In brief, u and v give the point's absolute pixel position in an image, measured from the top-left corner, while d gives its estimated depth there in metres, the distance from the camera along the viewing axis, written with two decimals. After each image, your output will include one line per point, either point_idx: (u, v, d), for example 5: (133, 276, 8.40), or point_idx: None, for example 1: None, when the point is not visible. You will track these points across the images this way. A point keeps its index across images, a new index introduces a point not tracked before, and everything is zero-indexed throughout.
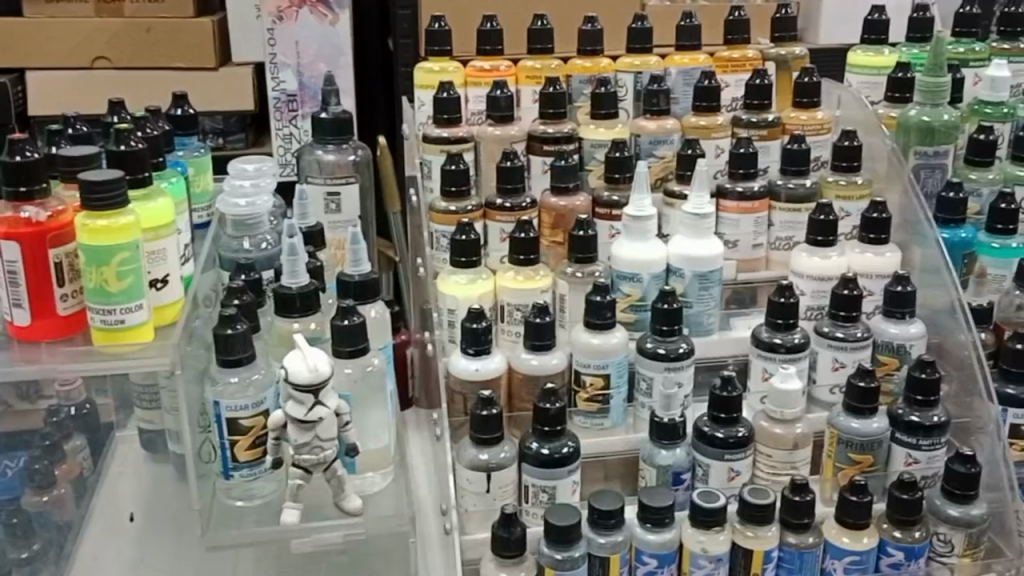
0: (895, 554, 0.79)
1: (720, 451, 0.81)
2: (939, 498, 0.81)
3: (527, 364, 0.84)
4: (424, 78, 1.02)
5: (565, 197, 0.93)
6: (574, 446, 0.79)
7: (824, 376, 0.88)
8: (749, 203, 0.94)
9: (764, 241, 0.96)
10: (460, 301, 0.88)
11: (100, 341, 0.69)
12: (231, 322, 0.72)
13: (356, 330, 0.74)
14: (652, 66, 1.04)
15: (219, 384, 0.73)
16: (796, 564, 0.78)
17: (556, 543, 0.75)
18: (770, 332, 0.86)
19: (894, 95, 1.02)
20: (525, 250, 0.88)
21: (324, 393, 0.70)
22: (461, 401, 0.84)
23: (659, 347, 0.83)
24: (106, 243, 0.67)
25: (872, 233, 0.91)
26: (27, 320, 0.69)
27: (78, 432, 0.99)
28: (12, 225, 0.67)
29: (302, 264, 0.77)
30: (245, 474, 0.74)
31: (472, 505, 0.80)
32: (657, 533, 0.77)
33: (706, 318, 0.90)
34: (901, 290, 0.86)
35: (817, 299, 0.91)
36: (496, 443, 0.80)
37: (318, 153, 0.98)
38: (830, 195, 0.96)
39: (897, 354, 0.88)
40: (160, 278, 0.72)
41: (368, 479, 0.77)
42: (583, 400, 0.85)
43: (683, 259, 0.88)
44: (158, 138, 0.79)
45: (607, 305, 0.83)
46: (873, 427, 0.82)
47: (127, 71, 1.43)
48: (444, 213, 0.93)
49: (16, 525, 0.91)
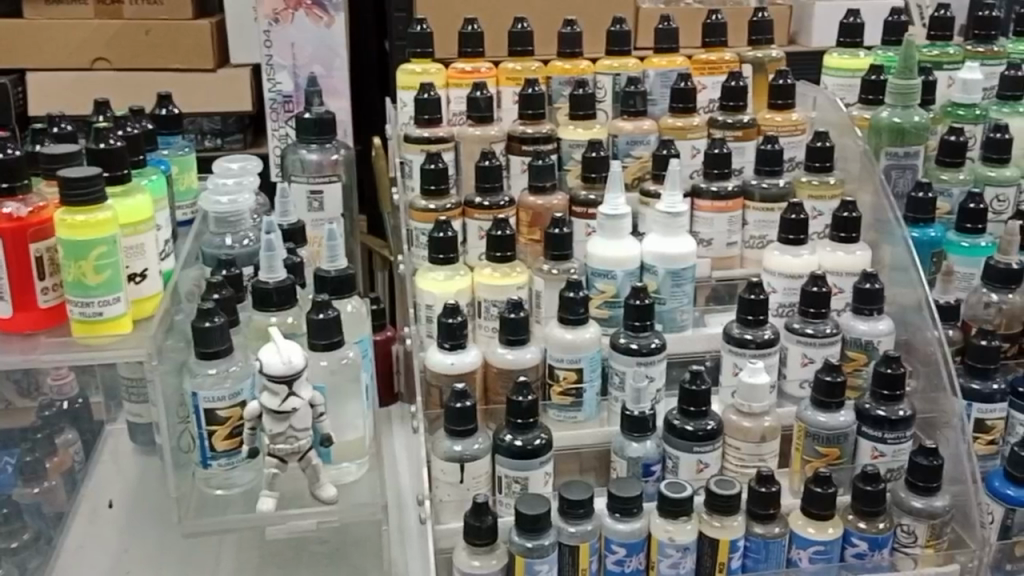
0: (858, 545, 0.81)
1: (689, 443, 0.83)
2: (903, 490, 0.83)
3: (502, 359, 0.86)
4: (406, 79, 1.04)
5: (542, 196, 0.95)
6: (546, 438, 0.81)
7: (793, 371, 0.90)
8: (723, 202, 0.96)
9: (737, 240, 0.98)
10: (437, 298, 0.90)
11: (80, 333, 0.71)
12: (208, 315, 0.74)
13: (331, 324, 0.76)
14: (631, 68, 1.06)
15: (198, 376, 0.75)
16: (762, 553, 0.80)
17: (526, 532, 0.77)
18: (741, 328, 0.88)
19: (867, 97, 1.04)
20: (502, 247, 0.90)
21: (298, 384, 0.72)
22: (437, 395, 0.86)
23: (631, 343, 0.85)
24: (85, 237, 0.69)
25: (842, 232, 0.93)
26: (9, 313, 0.71)
27: (70, 427, 1.02)
28: None
29: (280, 260, 0.79)
30: (223, 463, 0.76)
31: (447, 495, 0.82)
32: (626, 523, 0.79)
33: (680, 315, 0.92)
34: (869, 287, 0.89)
35: (788, 297, 0.93)
36: (470, 435, 0.82)
37: (302, 153, 1.00)
38: (803, 195, 0.98)
39: (866, 350, 0.90)
40: (139, 273, 0.74)
41: (344, 469, 0.79)
42: (556, 394, 0.87)
43: (655, 256, 0.90)
44: (139, 137, 0.81)
45: (580, 302, 0.85)
46: (839, 420, 0.84)
47: (124, 72, 1.46)
48: (423, 211, 0.95)
49: (5, 515, 0.92)
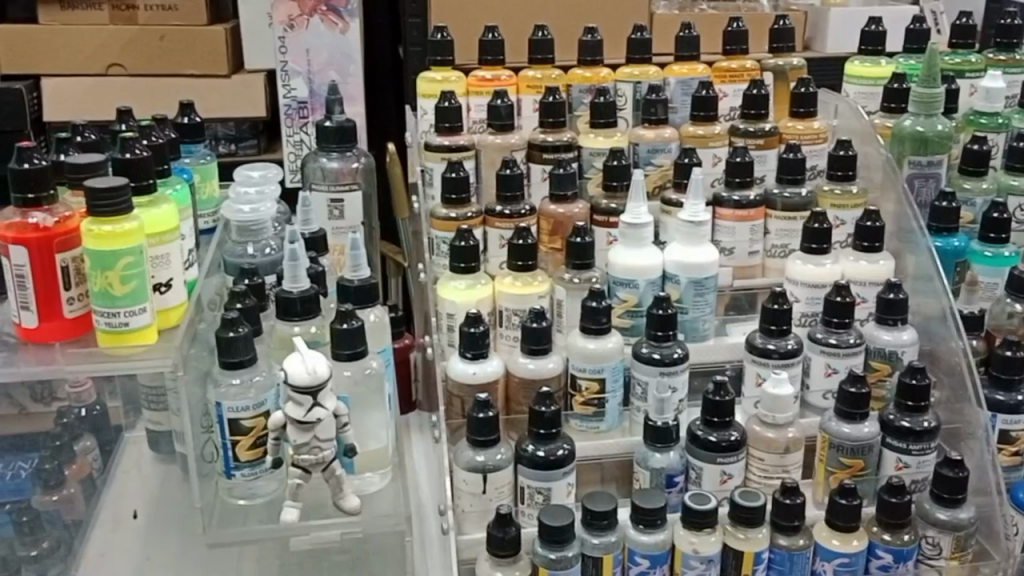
0: (884, 557, 0.80)
1: (713, 454, 0.82)
2: (928, 502, 0.83)
3: (524, 368, 0.86)
4: (427, 87, 1.04)
5: (563, 205, 0.95)
6: (569, 448, 0.81)
7: (817, 382, 0.89)
8: (746, 211, 0.95)
9: (760, 249, 0.97)
10: (459, 306, 0.90)
11: (105, 344, 0.71)
12: (233, 325, 0.74)
13: (354, 334, 0.76)
14: (652, 76, 1.06)
15: (222, 386, 0.75)
16: (786, 565, 0.79)
17: (549, 543, 0.77)
18: (764, 338, 0.88)
19: (890, 105, 1.04)
20: (523, 256, 0.89)
21: (322, 395, 0.72)
22: (459, 404, 0.86)
23: (654, 352, 0.85)
24: (111, 248, 0.69)
25: (866, 241, 0.92)
26: (34, 323, 0.71)
27: (88, 433, 1.01)
28: (21, 230, 0.69)
29: (303, 269, 0.79)
30: (247, 473, 0.76)
31: (469, 506, 0.82)
32: (650, 535, 0.79)
33: (702, 324, 0.92)
34: (894, 297, 0.88)
35: (811, 306, 0.92)
36: (493, 446, 0.82)
37: (323, 161, 1.00)
38: (826, 204, 0.97)
39: (889, 360, 0.89)
40: (163, 283, 0.75)
41: (367, 479, 0.79)
42: (578, 404, 0.87)
43: (677, 265, 0.90)
44: (163, 147, 0.81)
45: (602, 311, 0.85)
46: (863, 431, 0.84)
47: (140, 78, 1.46)
48: (444, 219, 0.95)
49: (25, 523, 0.94)
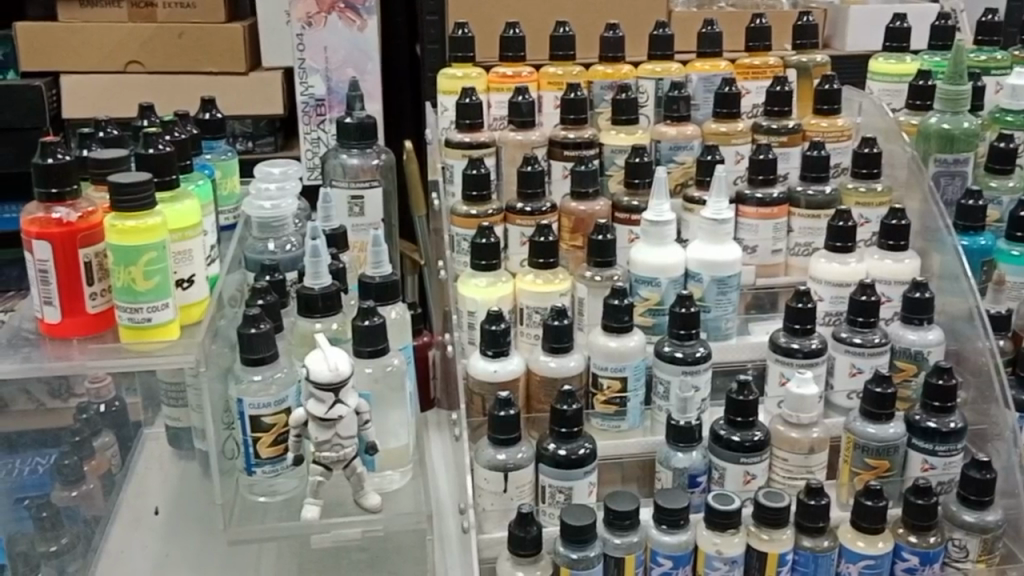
0: (909, 560, 0.79)
1: (736, 454, 0.81)
2: (954, 504, 0.82)
3: (545, 367, 0.86)
4: (447, 84, 1.04)
5: (584, 202, 0.94)
6: (591, 448, 0.80)
7: (841, 382, 0.88)
8: (768, 209, 0.94)
9: (783, 247, 0.96)
10: (480, 304, 0.89)
11: (127, 339, 0.71)
12: (255, 321, 0.74)
13: (377, 331, 0.76)
14: (674, 73, 1.05)
15: (243, 383, 0.74)
16: (811, 567, 0.78)
17: (571, 543, 0.76)
18: (788, 337, 0.87)
19: (915, 102, 1.03)
20: (544, 253, 0.89)
21: (344, 392, 0.71)
22: (479, 402, 0.86)
23: (676, 351, 0.84)
24: (135, 243, 0.69)
25: (891, 239, 0.91)
26: (56, 318, 0.71)
27: (107, 428, 0.99)
28: (45, 224, 0.69)
29: (324, 265, 0.79)
30: (267, 471, 0.76)
31: (490, 505, 0.82)
32: (673, 535, 0.78)
33: (725, 323, 0.91)
34: (920, 296, 0.87)
35: (836, 306, 0.91)
36: (513, 444, 0.81)
37: (343, 158, 1.00)
38: (851, 202, 0.96)
39: (915, 360, 0.88)
40: (186, 278, 0.74)
41: (387, 477, 0.78)
42: (600, 402, 0.86)
43: (700, 264, 0.89)
44: (186, 143, 0.81)
45: (625, 309, 0.84)
46: (889, 432, 0.83)
47: (158, 75, 1.46)
48: (465, 216, 0.94)
49: (45, 518, 0.95)
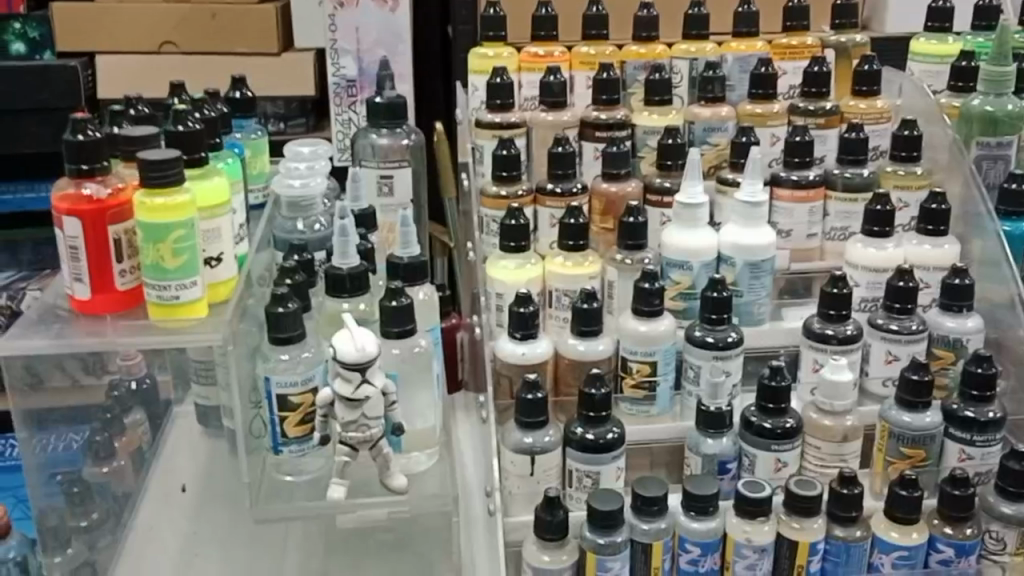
0: (944, 551, 0.77)
1: (767, 442, 0.80)
2: (992, 495, 0.79)
3: (574, 350, 0.85)
4: (479, 63, 1.03)
5: (615, 183, 0.93)
6: (619, 432, 0.79)
7: (876, 369, 0.86)
8: (804, 191, 0.92)
9: (818, 231, 0.94)
10: (508, 286, 0.89)
11: (156, 317, 0.71)
12: (282, 300, 0.74)
13: (404, 311, 0.75)
14: (708, 53, 1.03)
15: (271, 362, 0.74)
16: (843, 557, 0.77)
17: (598, 527, 0.75)
18: (823, 323, 0.85)
19: (956, 84, 1.00)
20: (574, 235, 0.88)
21: (371, 372, 0.71)
22: (507, 385, 0.85)
23: (708, 336, 0.83)
24: (164, 220, 0.69)
25: (931, 224, 0.89)
26: (86, 295, 0.71)
27: (137, 407, 0.99)
28: (75, 201, 0.69)
29: (353, 245, 0.78)
30: (294, 450, 0.76)
31: (516, 488, 0.81)
32: (702, 522, 0.77)
33: (757, 308, 0.89)
34: (959, 283, 0.85)
35: (872, 291, 0.89)
36: (541, 427, 0.80)
37: (372, 138, 0.99)
38: (889, 185, 0.94)
39: (954, 348, 0.86)
40: (214, 256, 0.74)
41: (414, 459, 0.78)
42: (629, 386, 0.85)
43: (733, 247, 0.87)
44: (215, 121, 0.81)
45: (656, 293, 0.83)
46: (926, 421, 0.81)
47: (192, 56, 1.46)
48: (494, 197, 0.93)
49: (76, 493, 0.89)
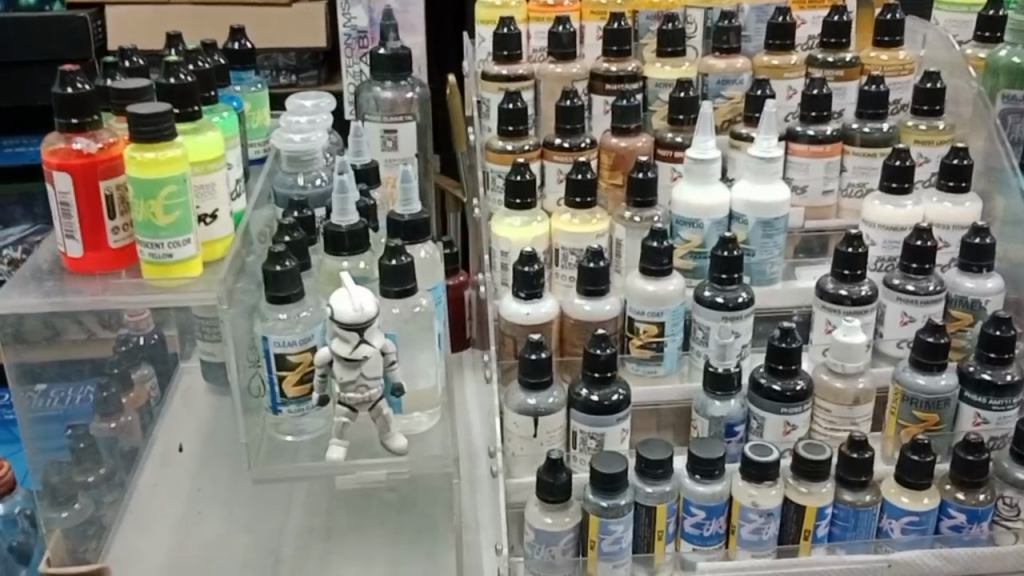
0: (956, 517, 0.75)
1: (776, 404, 0.78)
2: (1007, 460, 0.77)
3: (580, 310, 0.83)
4: (486, 14, 0.99)
5: (625, 138, 0.90)
6: (624, 393, 0.78)
7: (891, 330, 0.84)
8: (820, 146, 0.89)
9: (834, 188, 0.91)
10: (514, 244, 0.87)
11: (150, 275, 0.70)
12: (279, 258, 0.72)
13: (404, 270, 0.74)
14: (725, 2, 0.99)
15: (269, 320, 0.73)
16: (851, 522, 0.76)
17: (601, 490, 0.74)
18: (836, 283, 0.82)
19: (984, 35, 0.96)
20: (582, 192, 0.85)
21: (369, 332, 0.70)
22: (511, 345, 0.83)
23: (717, 296, 0.81)
24: (155, 175, 0.67)
25: (951, 181, 0.86)
26: (80, 252, 0.70)
27: (145, 362, 0.97)
28: (65, 156, 0.68)
29: (351, 202, 0.76)
30: (293, 410, 0.75)
31: (519, 449, 0.80)
32: (706, 485, 0.75)
33: (769, 267, 0.87)
34: (979, 242, 0.82)
35: (889, 251, 0.87)
36: (545, 388, 0.79)
37: (376, 91, 0.97)
38: (909, 140, 0.91)
39: (972, 309, 0.83)
40: (209, 214, 0.73)
41: (415, 419, 0.77)
42: (636, 347, 0.83)
43: (746, 204, 0.85)
44: (210, 73, 0.79)
45: (664, 252, 0.81)
46: (940, 384, 0.79)
47: (202, 7, 1.42)
48: (500, 152, 0.91)
49: (82, 450, 0.89)
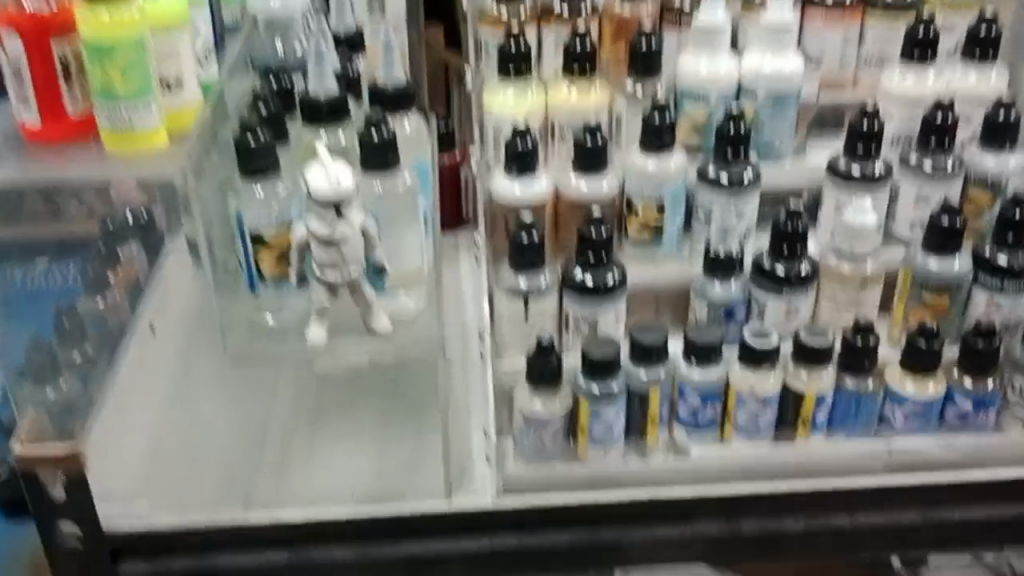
0: (962, 406, 0.73)
1: (778, 287, 0.74)
2: (1019, 347, 0.73)
3: (576, 190, 0.78)
4: None
5: (630, 4, 0.85)
6: (619, 275, 0.74)
7: (904, 211, 0.79)
8: (838, 14, 0.83)
9: (851, 59, 0.85)
10: (506, 118, 0.81)
11: (111, 148, 0.65)
12: (253, 132, 0.68)
13: (385, 146, 0.69)
14: None
15: (243, 196, 0.70)
16: (852, 411, 0.73)
17: (593, 375, 0.71)
18: (848, 161, 0.77)
19: None
20: (580, 58, 0.80)
21: (347, 209, 0.65)
22: (502, 225, 0.79)
23: (721, 173, 0.76)
24: (108, 36, 0.63)
25: (977, 49, 0.80)
26: (37, 123, 0.66)
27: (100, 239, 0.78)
28: (14, 15, 0.63)
29: (328, 70, 0.75)
30: (272, 291, 0.72)
31: (509, 333, 0.78)
32: (703, 371, 0.73)
33: (779, 142, 0.82)
34: (1002, 119, 0.77)
35: (907, 127, 0.81)
36: (536, 270, 0.76)
37: None
38: (934, 7, 0.84)
39: (991, 188, 0.79)
40: (175, 81, 0.68)
41: (402, 302, 0.74)
42: (634, 229, 0.80)
43: (761, 76, 0.79)
44: None
45: (666, 128, 0.76)
46: (953, 269, 0.74)
47: None
48: (494, 19, 0.85)
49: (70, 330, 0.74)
